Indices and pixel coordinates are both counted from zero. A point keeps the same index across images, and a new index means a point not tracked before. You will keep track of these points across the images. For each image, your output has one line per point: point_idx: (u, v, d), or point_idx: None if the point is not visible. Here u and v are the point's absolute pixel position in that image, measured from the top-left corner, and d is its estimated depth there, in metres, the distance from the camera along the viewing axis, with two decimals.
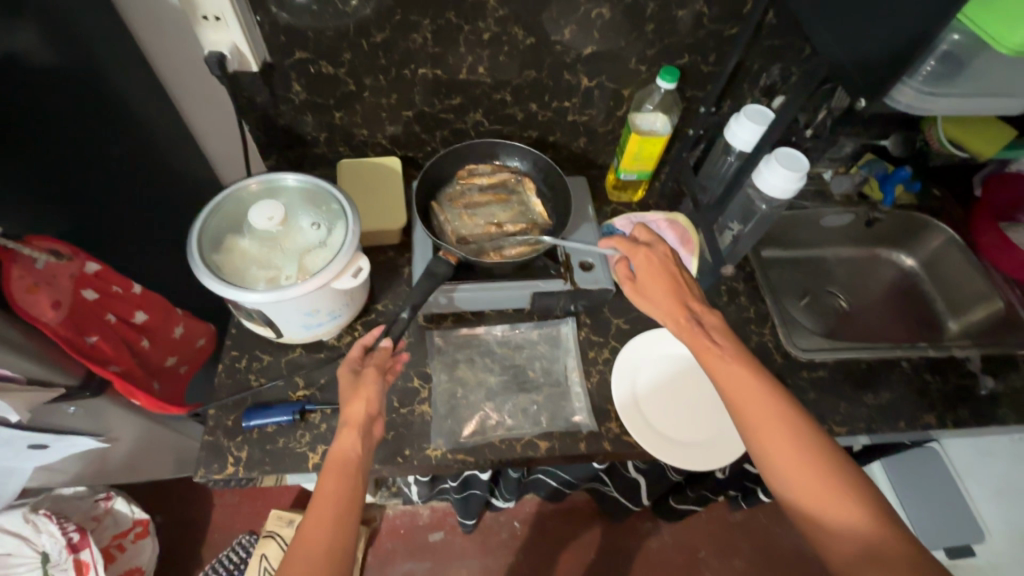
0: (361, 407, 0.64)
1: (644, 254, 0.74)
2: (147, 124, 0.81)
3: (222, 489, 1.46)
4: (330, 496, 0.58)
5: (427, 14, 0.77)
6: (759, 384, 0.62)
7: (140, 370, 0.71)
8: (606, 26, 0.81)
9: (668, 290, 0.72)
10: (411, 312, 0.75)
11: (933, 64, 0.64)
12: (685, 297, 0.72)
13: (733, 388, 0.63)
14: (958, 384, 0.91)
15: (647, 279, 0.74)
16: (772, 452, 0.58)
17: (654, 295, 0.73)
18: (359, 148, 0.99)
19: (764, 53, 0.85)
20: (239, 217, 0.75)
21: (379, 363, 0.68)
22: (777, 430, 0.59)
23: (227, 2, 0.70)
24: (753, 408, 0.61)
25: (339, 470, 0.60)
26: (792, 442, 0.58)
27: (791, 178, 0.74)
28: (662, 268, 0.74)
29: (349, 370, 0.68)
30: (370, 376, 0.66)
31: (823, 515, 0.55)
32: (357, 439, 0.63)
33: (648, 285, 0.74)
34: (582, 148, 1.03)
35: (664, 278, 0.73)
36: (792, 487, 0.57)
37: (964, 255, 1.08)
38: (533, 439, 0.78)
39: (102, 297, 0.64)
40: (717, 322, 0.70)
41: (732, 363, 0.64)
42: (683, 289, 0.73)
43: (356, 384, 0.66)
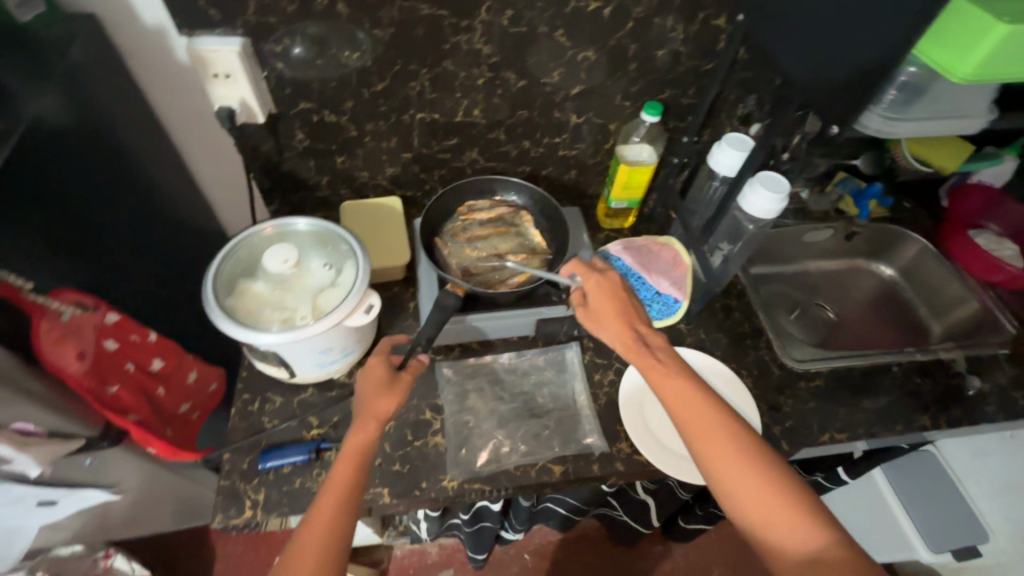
0: (391, 403, 0.69)
1: (596, 280, 0.79)
2: (156, 177, 0.84)
3: (224, 539, 1.42)
4: (347, 482, 0.63)
5: (424, 63, 0.82)
6: (703, 405, 0.66)
7: (157, 417, 0.72)
8: (592, 67, 0.87)
9: (615, 318, 0.76)
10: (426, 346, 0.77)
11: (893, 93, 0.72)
12: (632, 322, 0.76)
13: (680, 408, 0.67)
14: (947, 386, 0.95)
15: (595, 307, 0.78)
16: (723, 468, 0.62)
17: (604, 322, 0.77)
18: (361, 190, 1.02)
19: (739, 85, 0.92)
20: (252, 261, 0.77)
21: (412, 371, 0.73)
22: (723, 445, 0.63)
23: (236, 61, 0.74)
24: (700, 428, 0.65)
25: (354, 462, 0.64)
26: (738, 457, 0.62)
27: (772, 200, 0.79)
28: (609, 296, 0.78)
29: (382, 364, 0.72)
30: (404, 381, 0.71)
31: (770, 526, 0.58)
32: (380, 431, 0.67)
33: (600, 309, 0.78)
34: (573, 180, 1.08)
35: (610, 306, 0.77)
36: (742, 500, 0.60)
37: (939, 262, 1.14)
38: (547, 464, 0.80)
39: (122, 346, 0.65)
40: (663, 344, 0.74)
41: (680, 385, 0.68)
42: (631, 315, 0.77)
43: (390, 383, 0.70)
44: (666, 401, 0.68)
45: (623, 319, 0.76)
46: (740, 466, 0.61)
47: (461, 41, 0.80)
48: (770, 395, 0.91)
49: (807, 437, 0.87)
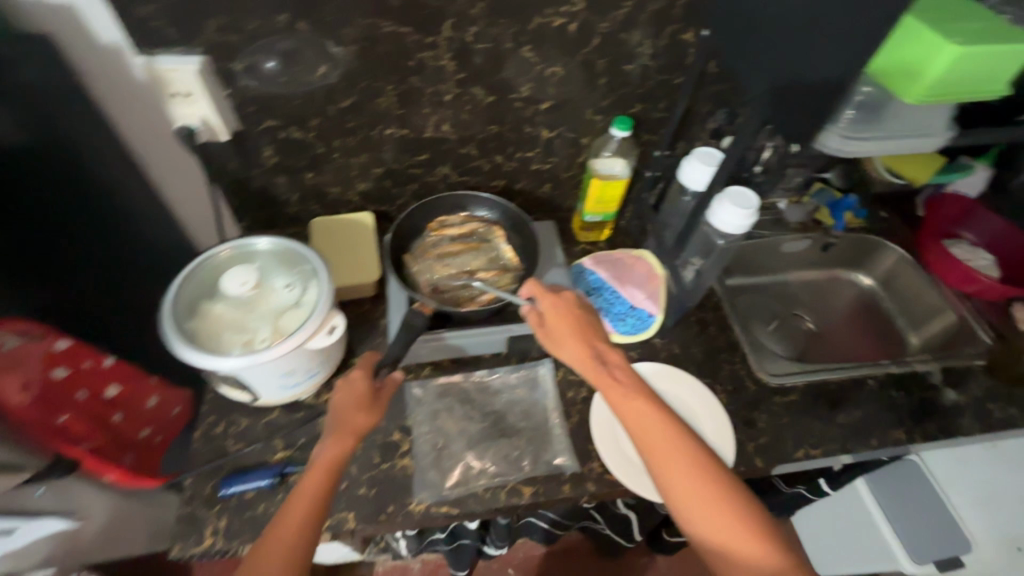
0: (366, 420, 0.67)
1: (552, 300, 0.78)
2: (118, 196, 0.83)
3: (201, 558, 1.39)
4: (314, 495, 0.61)
5: (390, 80, 0.81)
6: (665, 428, 0.66)
7: (114, 444, 0.70)
8: (561, 82, 0.86)
9: (575, 338, 0.75)
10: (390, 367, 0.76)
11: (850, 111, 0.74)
12: (592, 341, 0.75)
13: (642, 431, 0.66)
14: (922, 398, 0.94)
15: (552, 327, 0.77)
16: (685, 492, 0.62)
17: (563, 341, 0.75)
18: (332, 205, 1.01)
19: (710, 98, 0.91)
20: (212, 283, 0.76)
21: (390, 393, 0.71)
22: (684, 469, 0.63)
23: (196, 80, 0.73)
24: (662, 451, 0.64)
25: (324, 474, 0.63)
26: (699, 480, 0.62)
27: (740, 216, 0.79)
28: (568, 315, 0.77)
29: (365, 378, 0.71)
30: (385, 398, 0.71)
31: (730, 549, 0.59)
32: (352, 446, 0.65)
33: (557, 328, 0.76)
34: (548, 193, 1.07)
35: (570, 325, 0.76)
36: (702, 524, 0.60)
37: (916, 272, 1.13)
38: (516, 485, 0.78)
39: (73, 374, 0.64)
40: (622, 363, 0.74)
41: (641, 407, 0.68)
42: (590, 334, 0.76)
43: (372, 399, 0.69)
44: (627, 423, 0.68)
45: (583, 338, 0.75)
46: (700, 490, 0.61)
47: (426, 57, 0.79)
48: (744, 410, 0.90)
49: (781, 453, 0.86)
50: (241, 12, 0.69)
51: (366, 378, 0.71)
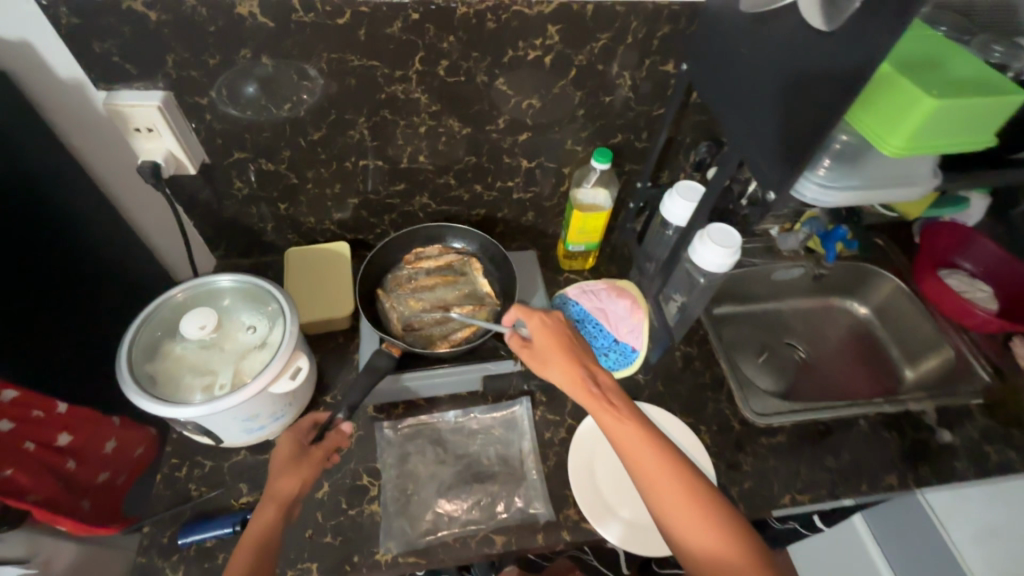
0: (293, 483, 0.67)
1: (539, 318, 0.76)
2: (87, 231, 0.81)
3: None
4: (243, 566, 0.59)
5: (361, 112, 0.79)
6: (654, 450, 0.64)
7: (68, 494, 0.68)
8: (539, 114, 0.84)
9: (562, 357, 0.72)
10: (348, 413, 0.73)
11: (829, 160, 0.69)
12: (580, 360, 0.73)
13: (633, 454, 0.64)
14: (915, 440, 0.91)
15: (539, 346, 0.74)
16: (675, 514, 0.60)
17: (550, 361, 0.73)
18: (308, 235, 0.99)
19: (694, 128, 0.89)
20: (174, 323, 0.73)
21: (326, 447, 0.72)
22: (671, 487, 0.62)
23: (159, 116, 0.71)
24: (648, 468, 0.63)
25: (252, 545, 0.61)
26: (689, 503, 0.61)
27: (722, 253, 0.76)
28: (554, 334, 0.75)
29: (293, 440, 0.72)
30: (314, 458, 0.70)
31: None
32: (280, 513, 0.65)
33: (543, 346, 0.74)
34: (531, 222, 1.04)
35: (556, 343, 0.74)
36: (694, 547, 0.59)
37: (911, 303, 1.10)
38: (488, 534, 0.75)
39: (19, 425, 0.62)
40: (613, 383, 0.72)
41: (630, 427, 0.66)
42: (579, 352, 0.74)
43: (299, 461, 0.69)
44: (617, 445, 0.66)
45: (571, 358, 0.72)
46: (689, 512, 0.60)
47: (397, 90, 0.77)
48: (729, 452, 0.87)
49: (767, 499, 0.83)
50: (201, 48, 0.67)
51: (297, 442, 0.72)
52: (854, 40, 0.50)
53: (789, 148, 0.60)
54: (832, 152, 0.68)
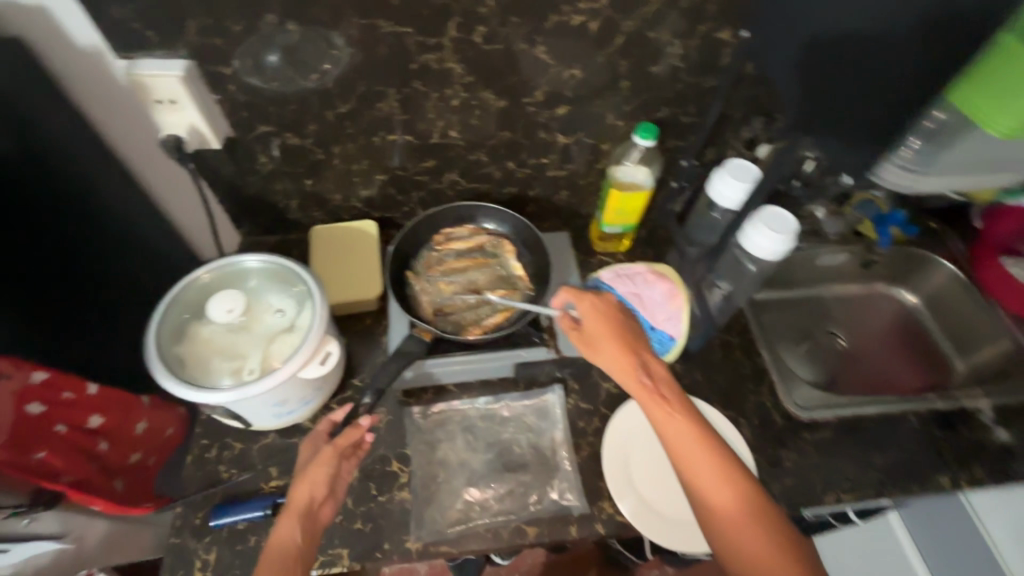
0: (304, 491, 0.62)
1: (590, 301, 0.72)
2: (111, 207, 0.79)
3: None
4: None
5: (391, 84, 0.74)
6: (710, 455, 0.60)
7: (101, 475, 0.68)
8: (579, 86, 0.78)
9: (613, 343, 0.69)
10: (375, 396, 0.75)
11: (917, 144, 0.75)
12: (632, 347, 0.69)
13: (685, 459, 0.61)
14: (969, 440, 0.86)
15: (588, 330, 0.71)
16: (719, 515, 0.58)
17: (601, 346, 0.70)
18: (334, 213, 0.95)
19: (746, 102, 0.82)
20: (202, 305, 0.71)
21: (338, 445, 0.67)
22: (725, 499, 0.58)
23: (181, 88, 0.67)
24: (699, 477, 0.59)
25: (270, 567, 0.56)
26: (736, 505, 0.58)
27: (777, 241, 0.71)
28: (604, 319, 0.71)
29: (312, 446, 0.69)
30: (325, 456, 0.65)
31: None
32: (296, 526, 0.59)
33: (594, 332, 0.71)
34: (564, 201, 0.99)
35: (607, 328, 0.71)
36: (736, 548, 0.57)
37: (967, 293, 1.03)
38: (520, 525, 0.74)
39: (51, 409, 0.61)
40: (666, 374, 0.68)
41: (682, 422, 0.63)
42: (631, 341, 0.70)
43: (310, 465, 0.65)
44: (664, 440, 0.62)
45: (623, 345, 0.69)
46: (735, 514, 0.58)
47: (430, 60, 0.72)
48: (770, 447, 0.83)
49: (809, 497, 0.79)
50: (224, 13, 0.63)
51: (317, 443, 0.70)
52: None
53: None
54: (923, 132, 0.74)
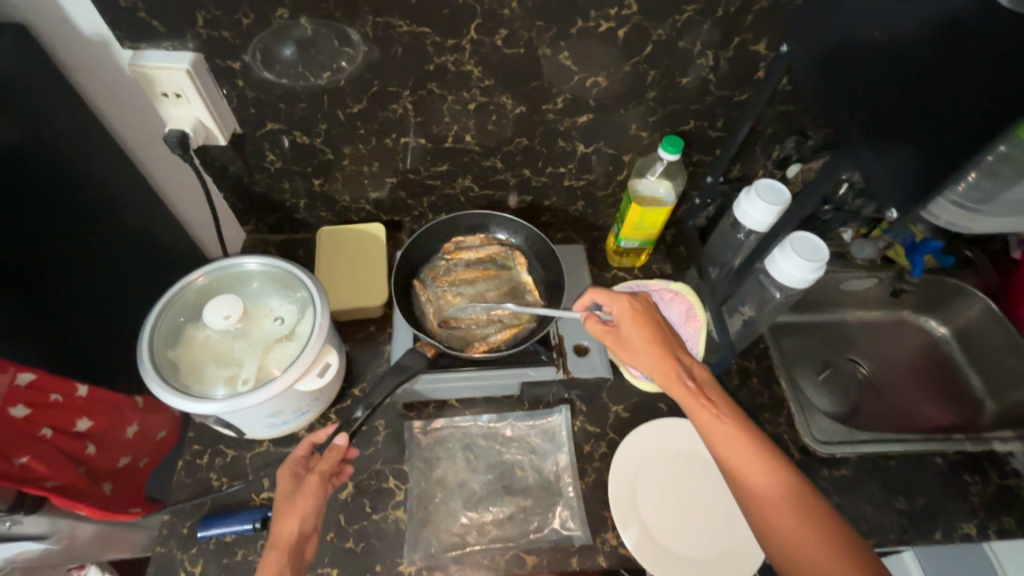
0: (293, 524, 0.58)
1: (626, 301, 0.69)
2: (114, 200, 0.77)
3: None
4: None
5: (406, 85, 0.71)
6: (755, 449, 0.59)
7: (87, 480, 0.66)
8: (603, 94, 0.74)
9: (651, 346, 0.67)
10: (366, 412, 0.67)
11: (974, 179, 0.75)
12: (670, 350, 0.67)
13: (727, 453, 0.59)
14: (1000, 485, 0.81)
15: (625, 333, 0.68)
16: (774, 525, 0.56)
17: (639, 348, 0.67)
18: (342, 214, 0.92)
19: (778, 119, 0.78)
20: (198, 308, 0.69)
21: (325, 469, 0.62)
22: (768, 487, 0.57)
23: (189, 82, 0.65)
24: (742, 465, 0.58)
25: None
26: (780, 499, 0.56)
27: (809, 268, 0.67)
28: (642, 321, 0.68)
29: (291, 473, 0.62)
30: (312, 486, 0.60)
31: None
32: (283, 564, 0.55)
33: (630, 334, 0.68)
34: (580, 212, 0.96)
35: (645, 329, 0.68)
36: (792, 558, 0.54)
37: (1001, 329, 0.98)
38: (519, 553, 0.70)
39: (36, 411, 0.58)
40: (709, 377, 0.66)
41: (730, 427, 0.60)
42: (668, 340, 0.68)
43: (295, 494, 0.60)
44: (707, 436, 0.61)
45: (663, 347, 0.67)
46: (794, 523, 0.55)
47: (448, 62, 0.68)
48: None
49: None
50: (233, 4, 0.60)
51: (298, 465, 0.63)
52: None
53: (916, 156, 0.50)
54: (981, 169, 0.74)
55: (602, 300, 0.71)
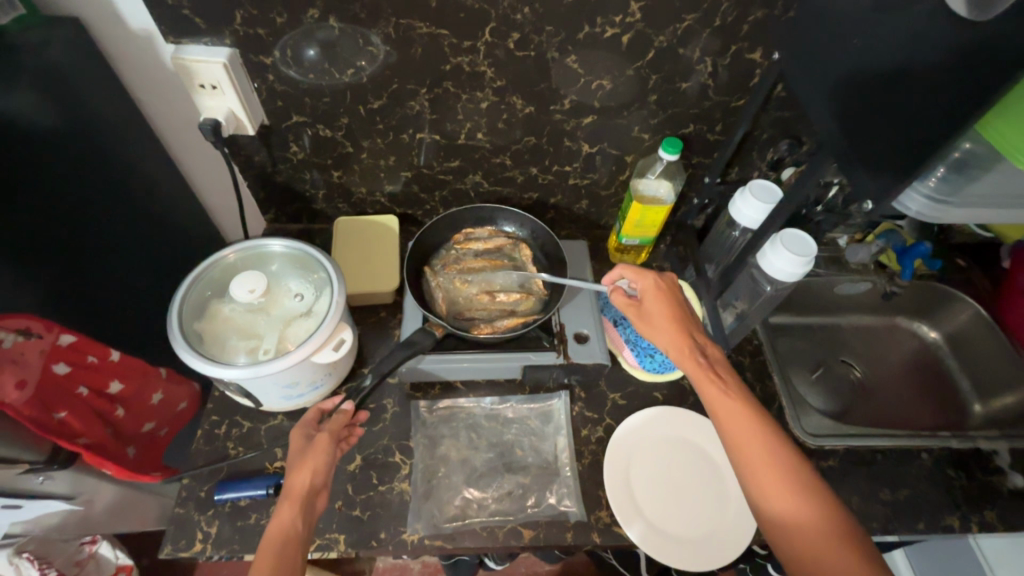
0: (305, 477, 0.62)
1: (652, 278, 0.74)
2: (147, 184, 0.82)
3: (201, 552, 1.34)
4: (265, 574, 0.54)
5: (422, 83, 0.76)
6: (757, 422, 0.62)
7: (113, 441, 0.71)
8: (608, 96, 0.79)
9: (670, 322, 0.71)
10: (376, 380, 0.73)
11: (944, 172, 0.63)
12: (687, 328, 0.71)
13: (731, 422, 0.62)
14: (984, 481, 0.84)
15: (647, 307, 0.73)
16: (766, 496, 0.57)
17: (658, 321, 0.72)
18: (358, 206, 0.97)
19: (774, 124, 0.82)
20: (223, 285, 0.73)
21: (334, 430, 0.67)
22: (764, 459, 0.59)
23: (224, 73, 0.70)
24: (744, 434, 0.61)
25: (273, 545, 0.57)
26: (775, 467, 0.58)
27: (796, 263, 0.71)
28: (665, 300, 0.73)
29: (303, 433, 0.66)
30: (322, 443, 0.65)
31: (812, 559, 0.53)
32: (297, 514, 0.59)
33: (653, 308, 0.73)
34: (585, 210, 1.00)
35: (667, 308, 0.72)
36: (781, 525, 0.56)
37: (992, 333, 1.01)
38: (516, 527, 0.74)
39: (74, 370, 0.64)
40: (721, 358, 0.70)
41: (735, 400, 0.64)
42: (686, 320, 0.72)
43: (307, 450, 0.64)
44: (712, 407, 0.64)
45: (680, 324, 0.71)
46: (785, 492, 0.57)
47: (463, 62, 0.74)
48: None
49: None
50: (268, 5, 0.65)
51: (311, 426, 0.68)
52: (992, 39, 0.43)
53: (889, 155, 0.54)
54: (951, 162, 0.63)
55: (630, 276, 0.76)
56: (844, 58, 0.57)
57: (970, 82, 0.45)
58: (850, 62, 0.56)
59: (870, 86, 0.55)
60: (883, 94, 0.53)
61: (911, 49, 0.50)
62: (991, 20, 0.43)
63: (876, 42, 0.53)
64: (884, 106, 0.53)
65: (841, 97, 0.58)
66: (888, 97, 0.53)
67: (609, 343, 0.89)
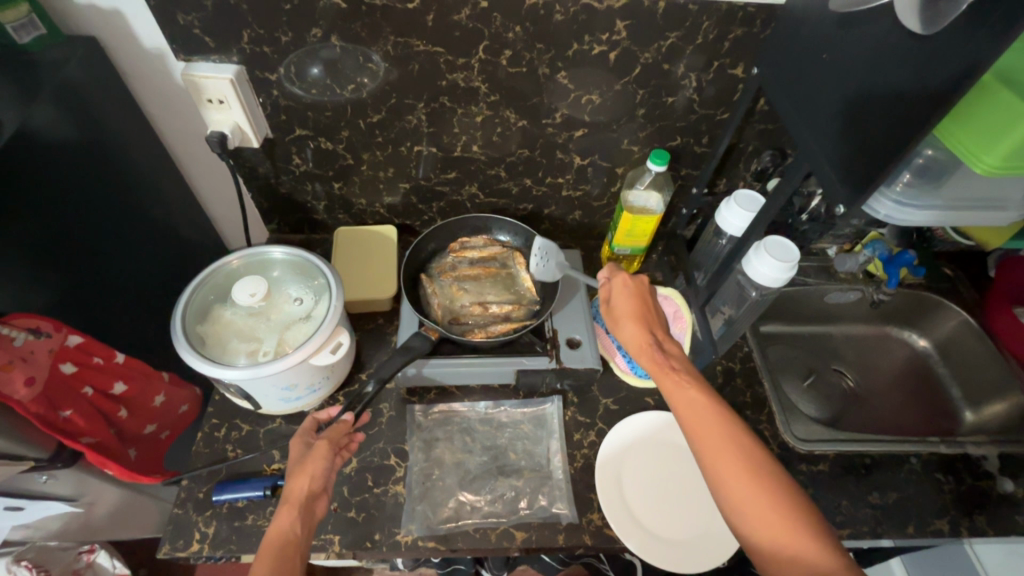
0: (304, 483, 0.63)
1: (622, 278, 0.77)
2: (153, 195, 0.86)
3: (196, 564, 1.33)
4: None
5: (421, 98, 0.80)
6: (710, 406, 0.62)
7: (115, 440, 0.74)
8: (597, 111, 0.83)
9: (633, 319, 0.73)
10: (377, 387, 0.73)
11: (910, 176, 0.66)
12: (651, 328, 0.73)
13: (687, 408, 0.63)
14: (972, 486, 0.85)
15: (615, 304, 0.76)
16: (722, 474, 0.57)
17: (621, 318, 0.74)
18: (359, 216, 1.01)
19: (758, 136, 0.86)
20: (226, 290, 0.76)
21: (332, 438, 0.68)
22: (718, 441, 0.59)
23: (230, 89, 0.74)
24: (700, 417, 0.61)
25: (273, 547, 0.58)
26: (733, 451, 0.58)
27: (779, 268, 0.73)
28: (633, 298, 0.75)
29: (302, 441, 0.68)
30: (321, 450, 0.67)
31: (780, 552, 0.52)
32: (297, 517, 0.61)
33: (619, 305, 0.75)
34: (578, 220, 1.03)
35: (633, 305, 0.74)
36: (739, 511, 0.55)
37: (980, 341, 1.02)
38: (508, 529, 0.75)
39: (80, 369, 0.67)
40: (681, 354, 0.70)
41: (690, 388, 0.64)
42: (650, 319, 0.74)
43: (305, 458, 0.66)
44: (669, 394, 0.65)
45: (640, 321, 0.73)
46: (738, 469, 0.57)
47: (458, 78, 0.77)
48: None
49: None
50: (274, 25, 0.69)
51: (307, 434, 0.69)
52: (945, 52, 0.46)
53: (849, 162, 0.57)
54: (916, 166, 0.65)
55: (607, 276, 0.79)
56: (817, 73, 0.60)
57: (923, 95, 0.48)
58: (823, 76, 0.59)
59: (838, 98, 0.58)
60: (850, 106, 0.56)
61: (875, 63, 0.53)
62: (942, 35, 0.46)
63: (845, 58, 0.56)
64: (851, 117, 0.56)
65: (815, 109, 0.61)
66: (855, 108, 0.55)
67: (603, 351, 0.91)
